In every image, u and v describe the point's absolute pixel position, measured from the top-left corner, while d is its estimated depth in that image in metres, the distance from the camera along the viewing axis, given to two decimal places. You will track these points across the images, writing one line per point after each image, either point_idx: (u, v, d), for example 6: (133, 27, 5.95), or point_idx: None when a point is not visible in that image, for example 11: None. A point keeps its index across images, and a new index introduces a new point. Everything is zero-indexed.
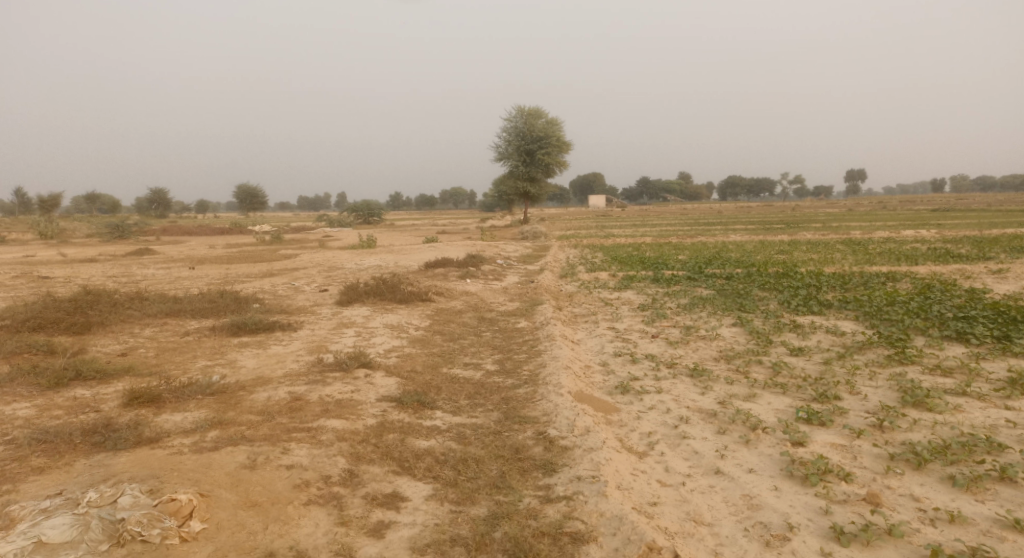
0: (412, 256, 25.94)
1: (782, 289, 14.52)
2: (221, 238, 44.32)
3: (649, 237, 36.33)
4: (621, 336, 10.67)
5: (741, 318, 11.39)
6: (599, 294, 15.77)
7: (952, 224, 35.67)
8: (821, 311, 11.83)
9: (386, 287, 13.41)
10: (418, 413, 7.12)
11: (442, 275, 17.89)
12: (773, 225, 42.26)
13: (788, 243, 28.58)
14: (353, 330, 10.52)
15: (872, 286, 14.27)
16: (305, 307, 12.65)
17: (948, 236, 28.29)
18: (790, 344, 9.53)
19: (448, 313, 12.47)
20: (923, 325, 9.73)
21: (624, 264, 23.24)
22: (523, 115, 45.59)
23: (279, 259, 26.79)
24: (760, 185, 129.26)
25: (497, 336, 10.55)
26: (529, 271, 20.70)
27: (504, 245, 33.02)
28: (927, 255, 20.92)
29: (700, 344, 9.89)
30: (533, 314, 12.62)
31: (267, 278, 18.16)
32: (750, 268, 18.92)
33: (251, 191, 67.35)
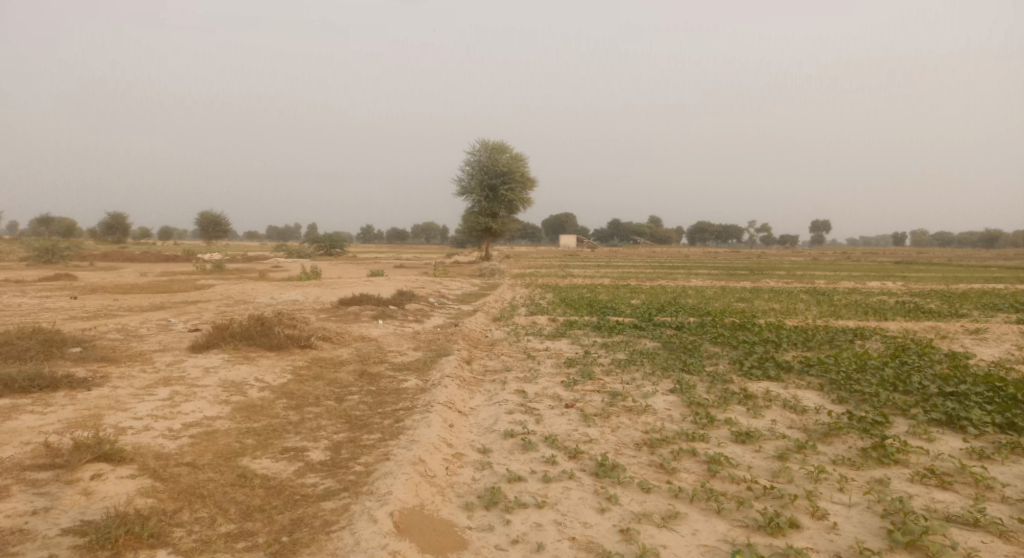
0: (340, 290, 23.40)
1: (736, 345, 12.35)
2: (155, 262, 41.17)
3: (607, 278, 34.41)
4: (526, 403, 8.26)
5: (680, 382, 9.11)
6: (525, 342, 13.33)
7: (916, 278, 34.66)
8: (779, 377, 9.64)
9: (256, 328, 10.86)
10: (158, 520, 4.58)
11: (351, 313, 15.38)
12: (736, 271, 40.88)
13: (750, 291, 26.79)
14: (173, 385, 7.97)
15: (840, 345, 12.20)
16: (143, 352, 10.00)
17: (916, 290, 26.84)
18: (736, 424, 7.27)
19: (323, 364, 9.95)
20: (903, 403, 7.60)
21: (571, 306, 21.04)
22: (486, 149, 43.85)
23: (193, 288, 23.98)
24: (728, 232, 129.98)
25: (364, 400, 8.08)
26: (460, 312, 18.32)
27: (452, 282, 30.65)
28: (897, 309, 19.16)
29: (622, 420, 7.56)
30: (431, 368, 10.18)
31: (144, 310, 15.38)
32: (705, 317, 16.84)
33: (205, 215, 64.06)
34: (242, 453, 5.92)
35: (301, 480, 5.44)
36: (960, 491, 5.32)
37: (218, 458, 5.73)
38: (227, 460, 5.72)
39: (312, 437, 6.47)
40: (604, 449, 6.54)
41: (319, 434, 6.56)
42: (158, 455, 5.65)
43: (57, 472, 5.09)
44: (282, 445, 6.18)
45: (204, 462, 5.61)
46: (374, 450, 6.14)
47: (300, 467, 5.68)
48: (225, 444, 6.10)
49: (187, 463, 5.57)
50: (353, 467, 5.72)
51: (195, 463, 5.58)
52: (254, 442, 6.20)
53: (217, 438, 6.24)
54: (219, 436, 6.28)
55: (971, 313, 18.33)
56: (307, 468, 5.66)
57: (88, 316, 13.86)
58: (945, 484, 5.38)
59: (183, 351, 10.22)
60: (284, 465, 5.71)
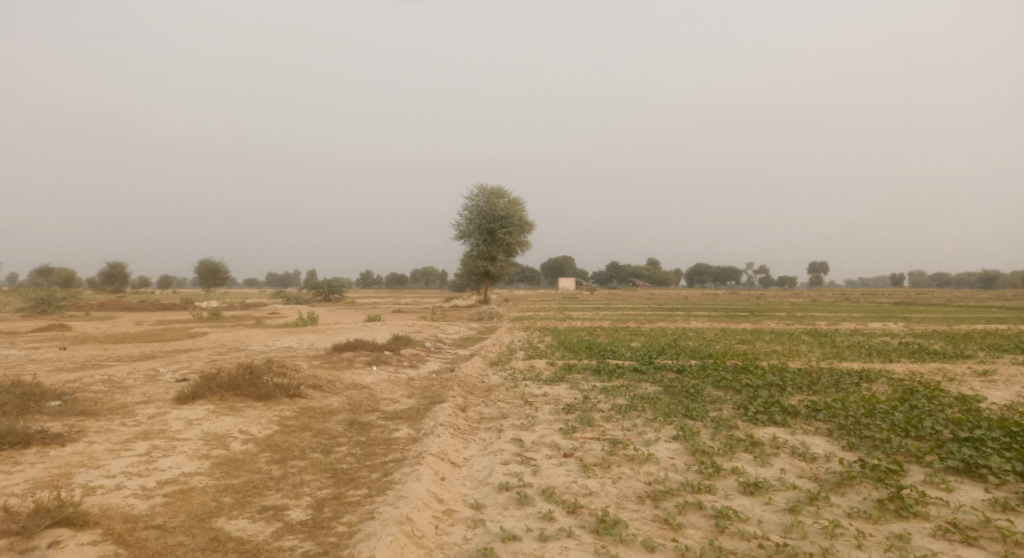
0: (336, 336, 23.05)
1: (739, 389, 11.97)
2: (154, 310, 40.76)
3: (607, 321, 34.08)
4: (522, 453, 7.88)
5: (683, 428, 8.75)
6: (522, 387, 12.89)
7: (917, 318, 34.52)
8: (786, 422, 9.26)
9: (244, 378, 10.51)
10: None
11: (345, 360, 15.02)
12: (737, 312, 40.60)
13: (751, 333, 26.50)
14: (152, 440, 7.62)
15: (844, 389, 11.83)
16: (125, 405, 9.63)
17: (919, 331, 26.54)
18: (744, 473, 6.90)
19: (312, 414, 9.57)
20: (917, 450, 7.25)
21: (570, 348, 20.67)
22: (484, 195, 44.13)
23: (187, 336, 23.59)
24: (727, 273, 130.30)
25: (352, 452, 7.71)
26: (457, 358, 17.94)
27: (449, 326, 30.28)
28: (901, 351, 18.84)
29: (623, 470, 7.19)
30: (425, 416, 9.79)
31: (133, 359, 14.99)
32: (706, 360, 16.51)
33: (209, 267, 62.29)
34: (218, 513, 5.55)
35: (279, 543, 5.07)
36: (987, 547, 4.96)
37: (191, 520, 5.36)
38: (201, 521, 5.35)
39: (294, 494, 6.10)
40: (604, 503, 6.16)
41: (302, 490, 6.19)
42: (126, 517, 5.29)
43: (12, 541, 4.72)
44: (261, 504, 5.81)
45: (175, 525, 5.23)
46: (358, 508, 5.77)
47: (278, 528, 5.31)
48: (200, 503, 5.73)
49: (156, 526, 5.20)
50: (335, 527, 5.34)
51: (165, 526, 5.21)
52: (232, 501, 5.84)
53: (192, 496, 5.88)
54: (195, 495, 5.91)
55: (976, 354, 18.01)
56: (285, 530, 5.29)
57: (74, 368, 13.46)
58: (970, 539, 5.03)
59: (167, 403, 9.85)
60: (261, 526, 5.34)
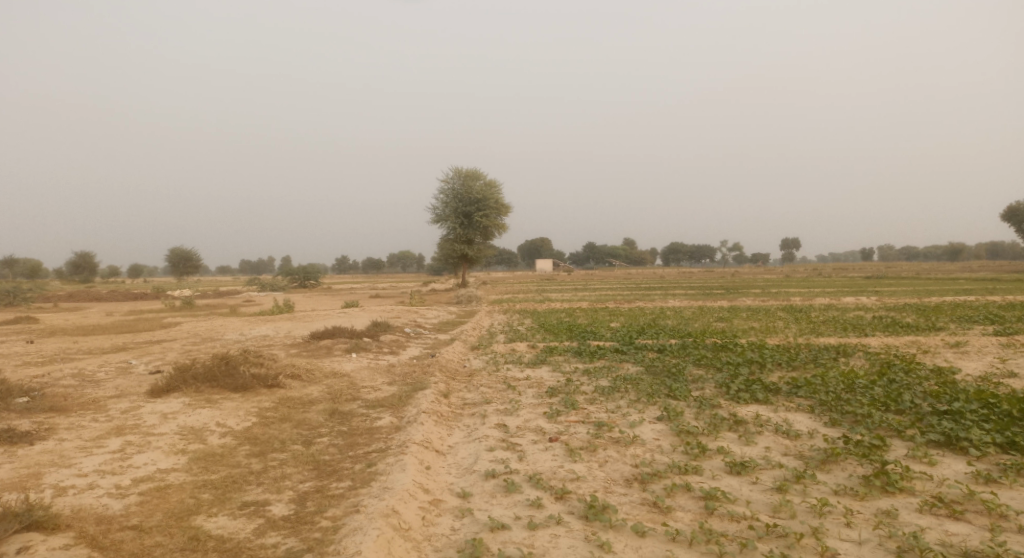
0: (314, 323, 22.71)
1: (720, 367, 12.04)
2: (124, 300, 39.81)
3: (586, 302, 34.14)
4: (507, 439, 7.80)
5: (667, 408, 8.74)
6: (505, 371, 12.81)
7: (888, 292, 35.24)
8: (768, 400, 9.31)
9: (220, 369, 10.24)
10: None
11: (324, 347, 14.76)
12: (713, 290, 40.99)
13: (728, 310, 26.76)
14: (126, 436, 7.37)
15: (823, 364, 11.96)
16: (97, 400, 9.32)
17: (891, 304, 27.01)
18: (730, 453, 6.90)
19: (291, 404, 9.37)
20: (898, 424, 7.32)
21: (551, 330, 20.65)
22: (460, 177, 43.70)
23: (160, 326, 23.04)
24: (702, 252, 131.58)
25: (334, 442, 7.55)
26: (437, 343, 17.79)
27: (428, 310, 30.06)
28: (875, 325, 19.16)
29: (610, 453, 7.14)
30: (407, 403, 9.65)
31: (104, 352, 14.57)
32: (686, 338, 16.58)
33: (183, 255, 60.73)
34: (197, 511, 5.37)
35: (261, 540, 4.92)
36: (973, 521, 5.01)
37: (169, 519, 5.17)
38: (180, 520, 5.17)
39: (275, 488, 5.94)
40: (592, 488, 6.11)
41: (284, 484, 6.03)
42: (99, 519, 5.08)
43: None
44: (241, 500, 5.63)
45: (151, 525, 5.05)
46: (343, 501, 5.63)
47: (260, 525, 5.16)
48: (178, 501, 5.54)
49: (132, 526, 5.01)
50: (319, 522, 5.20)
51: (141, 526, 5.02)
52: (211, 497, 5.66)
53: (169, 494, 5.68)
54: (172, 492, 5.72)
55: (948, 326, 18.37)
56: (268, 526, 5.14)
57: (41, 362, 13.01)
58: (957, 513, 5.08)
59: (141, 396, 9.56)
60: (242, 523, 5.18)
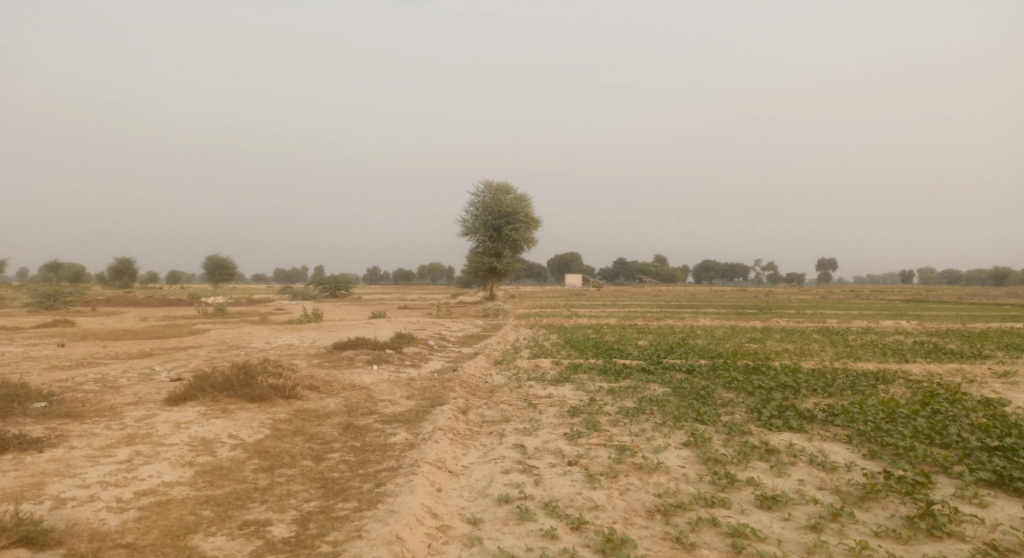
0: (339, 333, 22.61)
1: (751, 391, 11.50)
2: (160, 306, 40.41)
3: (614, 318, 33.61)
4: (524, 461, 7.46)
5: (694, 434, 8.30)
6: (526, 388, 12.46)
7: (930, 316, 33.86)
8: (802, 428, 8.81)
9: (238, 378, 10.13)
10: None
11: (345, 358, 14.62)
12: (745, 310, 39.97)
13: (760, 330, 25.98)
14: (135, 445, 7.23)
15: (860, 392, 11.33)
16: (113, 406, 9.27)
17: (933, 329, 25.85)
18: (760, 485, 6.46)
19: (306, 417, 9.19)
20: (944, 460, 6.79)
21: (577, 346, 20.22)
22: (490, 190, 43.71)
23: (189, 333, 23.17)
24: (734, 270, 129.38)
25: (345, 459, 7.32)
26: (460, 357, 17.52)
27: (454, 323, 29.79)
28: (916, 351, 18.29)
29: (631, 481, 6.75)
30: (423, 420, 9.38)
31: (130, 357, 14.67)
32: (716, 359, 16.01)
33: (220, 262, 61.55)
34: (195, 529, 5.18)
35: None
36: None
37: (164, 538, 4.99)
38: (176, 539, 4.98)
39: (278, 507, 5.72)
40: (611, 518, 5.74)
41: (288, 503, 5.80)
42: (93, 536, 4.93)
43: None
44: (241, 518, 5.42)
45: (146, 543, 4.88)
46: (346, 524, 5.38)
47: (258, 547, 4.94)
48: (176, 518, 5.36)
49: (125, 544, 4.84)
50: (319, 547, 4.96)
51: (135, 545, 4.85)
52: (212, 515, 5.47)
53: (169, 510, 5.51)
54: (172, 508, 5.54)
55: (995, 354, 17.42)
56: (265, 549, 4.92)
57: (68, 367, 13.09)
58: None
59: (157, 404, 9.48)
60: (240, 544, 4.97)
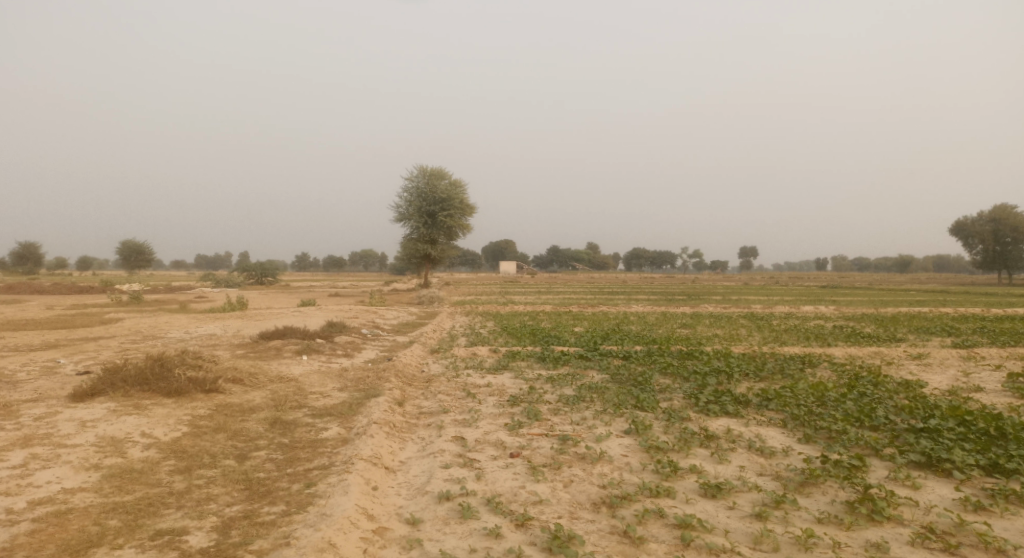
0: (266, 322, 21.56)
1: (687, 376, 11.63)
2: (67, 295, 37.57)
3: (549, 305, 33.68)
4: (465, 454, 7.18)
5: (635, 421, 8.23)
6: (464, 377, 12.16)
7: (845, 301, 35.76)
8: (738, 412, 8.92)
9: (153, 371, 9.33)
10: None
11: (273, 349, 13.83)
12: (675, 296, 41.04)
13: (691, 316, 26.66)
14: (31, 447, 6.46)
15: (790, 376, 11.65)
16: (8, 404, 8.33)
17: (850, 314, 27.26)
18: (703, 473, 6.43)
19: (229, 412, 8.55)
20: (876, 442, 6.98)
21: (514, 334, 20.08)
22: (425, 175, 42.87)
23: (100, 322, 21.51)
24: (663, 258, 133.25)
25: (272, 457, 6.81)
26: (394, 345, 17.01)
27: (388, 311, 29.06)
28: (837, 335, 19.17)
29: (575, 472, 6.58)
30: (358, 412, 8.92)
31: (31, 350, 13.38)
32: (651, 345, 16.16)
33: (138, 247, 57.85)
34: (99, 543, 4.64)
35: None
36: None
37: None
38: None
39: (196, 513, 5.21)
40: (557, 513, 5.54)
41: (207, 508, 5.30)
42: None
43: None
44: (154, 528, 4.91)
45: None
46: (273, 531, 4.96)
47: None
48: (77, 530, 4.78)
49: None
50: None
51: None
52: (119, 524, 4.92)
53: (69, 521, 4.91)
54: (73, 518, 4.95)
55: (907, 337, 18.46)
56: None
57: None
58: (952, 548, 4.76)
59: (60, 401, 8.59)
60: None
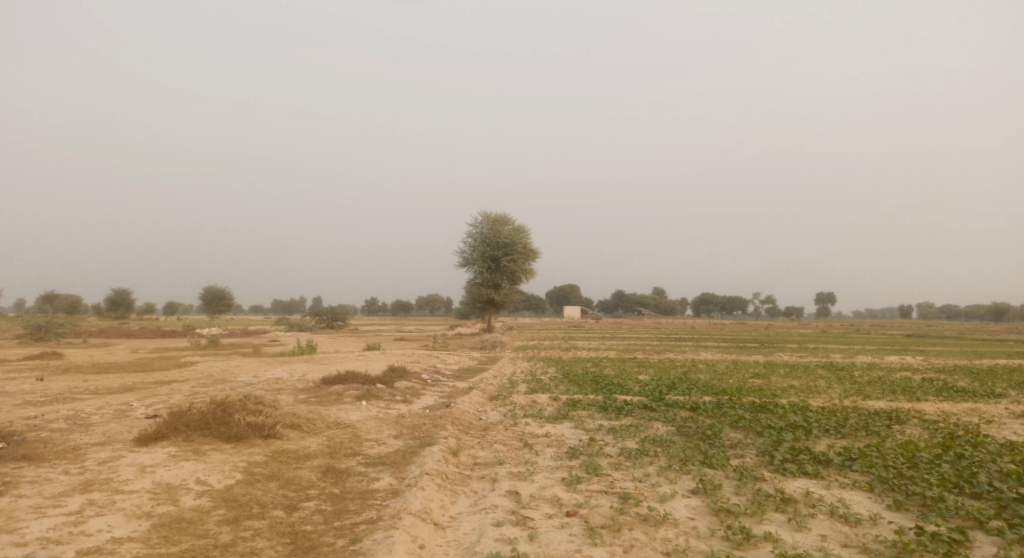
0: (331, 366, 21.87)
1: (760, 431, 10.83)
2: (152, 338, 39.60)
3: (613, 351, 32.85)
4: (518, 511, 6.81)
5: (703, 480, 7.64)
6: (522, 426, 11.79)
7: (934, 352, 33.21)
8: (818, 473, 8.15)
9: (214, 416, 9.47)
10: None
11: (333, 394, 13.93)
12: (746, 344, 39.29)
13: (763, 365, 25.32)
14: (89, 493, 6.55)
15: (875, 433, 10.66)
16: (77, 448, 8.58)
17: (941, 365, 25.19)
18: (780, 542, 5.82)
19: (284, 459, 8.53)
20: (979, 513, 6.17)
21: (577, 381, 19.55)
22: (488, 222, 43.43)
23: (177, 366, 22.37)
24: (733, 303, 129.14)
25: (321, 508, 6.66)
26: (453, 392, 16.83)
27: (450, 356, 29.01)
28: (928, 388, 17.66)
29: (636, 536, 6.09)
30: (411, 462, 8.71)
31: (109, 392, 13.95)
32: (721, 397, 15.28)
33: (219, 293, 60.75)
34: None
35: None
36: None
37: None
38: None
39: None
40: None
41: None
42: None
43: None
44: None
45: None
46: None
47: None
48: None
49: None
50: None
51: None
52: None
53: None
54: None
55: (1009, 392, 16.78)
56: None
57: (42, 402, 12.39)
58: None
59: (126, 445, 8.80)
60: None
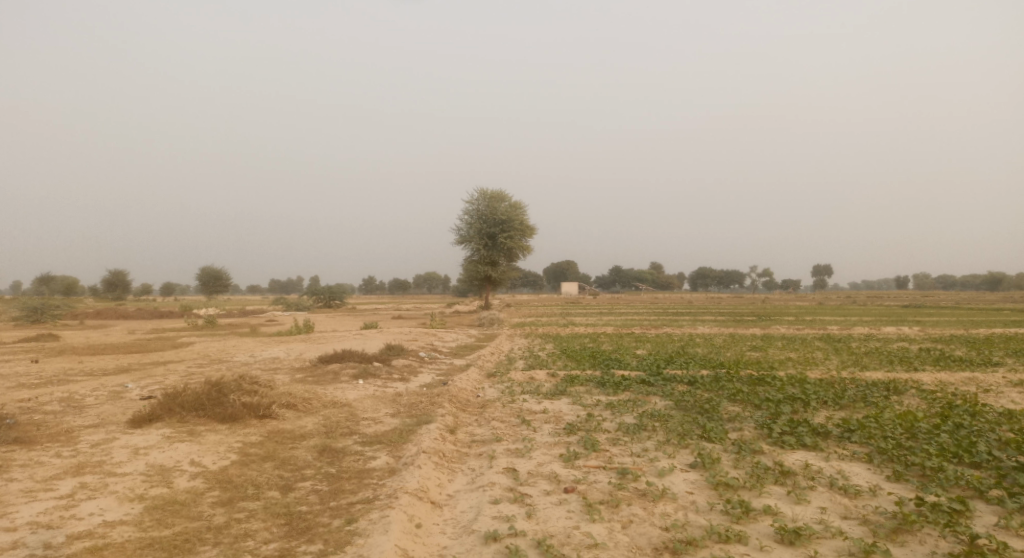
0: (328, 345, 21.80)
1: (758, 405, 10.77)
2: (148, 320, 39.49)
3: (611, 326, 32.81)
4: (516, 488, 6.75)
5: (701, 454, 7.59)
6: (520, 403, 11.73)
7: (931, 322, 33.26)
8: (817, 445, 8.11)
9: (209, 397, 9.38)
10: None
11: (330, 373, 13.84)
12: (744, 317, 39.29)
13: (761, 338, 25.32)
14: (81, 476, 6.47)
15: (872, 404, 10.63)
16: (71, 430, 8.49)
17: (938, 336, 25.19)
18: (779, 515, 5.78)
19: (279, 439, 8.46)
20: (979, 483, 6.13)
21: (574, 356, 19.52)
22: (485, 198, 43.09)
23: (173, 346, 22.26)
24: (731, 277, 129.25)
25: (317, 488, 6.59)
26: (451, 369, 16.77)
27: (447, 333, 28.92)
28: (926, 358, 17.65)
29: (635, 511, 6.04)
30: (408, 441, 8.64)
31: (104, 373, 13.85)
32: (719, 370, 15.25)
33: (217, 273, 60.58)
34: None
35: None
36: None
37: None
38: None
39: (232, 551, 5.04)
40: None
41: (243, 546, 5.13)
42: None
43: None
44: None
45: None
46: None
47: None
48: None
49: None
50: None
51: None
52: None
53: None
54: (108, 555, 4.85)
55: (1007, 361, 16.77)
56: None
57: (36, 385, 12.27)
58: None
59: (120, 427, 8.72)
60: None
